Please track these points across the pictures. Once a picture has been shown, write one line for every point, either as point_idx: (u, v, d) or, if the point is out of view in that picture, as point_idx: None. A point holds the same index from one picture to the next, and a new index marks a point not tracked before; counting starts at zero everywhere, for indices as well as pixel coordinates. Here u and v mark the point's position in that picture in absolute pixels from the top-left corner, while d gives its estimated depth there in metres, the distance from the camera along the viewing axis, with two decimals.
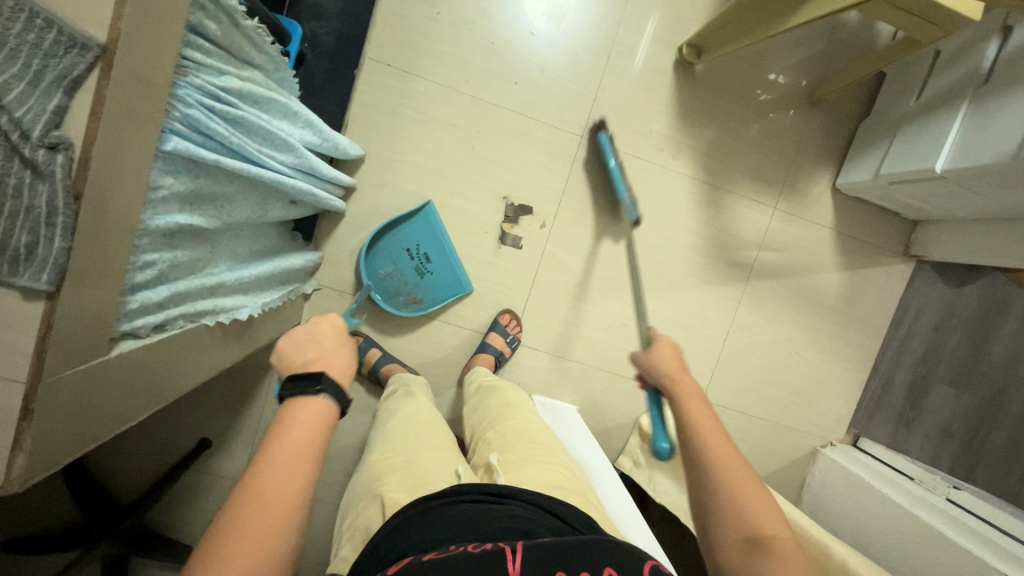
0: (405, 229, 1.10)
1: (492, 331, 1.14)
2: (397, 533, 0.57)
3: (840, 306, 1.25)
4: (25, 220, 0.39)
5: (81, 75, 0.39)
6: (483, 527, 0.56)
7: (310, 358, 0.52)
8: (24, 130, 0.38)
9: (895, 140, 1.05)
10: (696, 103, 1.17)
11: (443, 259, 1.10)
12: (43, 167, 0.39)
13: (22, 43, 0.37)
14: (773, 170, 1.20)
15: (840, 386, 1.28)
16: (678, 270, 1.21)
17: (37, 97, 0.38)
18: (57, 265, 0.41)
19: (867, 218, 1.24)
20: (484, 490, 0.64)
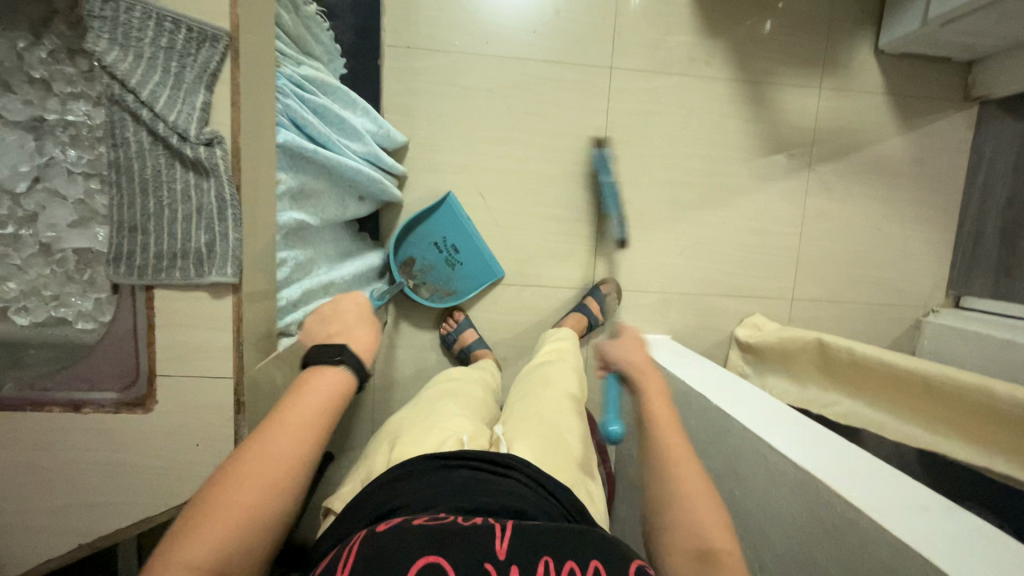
0: (436, 221, 1.10)
1: (590, 298, 1.17)
2: (399, 481, 0.53)
3: (911, 170, 1.22)
4: (201, 219, 0.44)
5: (217, 67, 0.42)
6: (477, 497, 0.49)
7: (333, 331, 0.52)
8: (181, 132, 0.41)
9: None
10: (717, 3, 1.14)
11: (473, 252, 1.11)
12: (207, 163, 0.43)
13: (157, 50, 0.41)
14: (812, 50, 1.16)
15: (927, 251, 1.25)
16: (738, 175, 1.19)
17: (186, 97, 0.42)
18: (235, 257, 0.45)
19: (920, 72, 1.19)
20: (490, 457, 0.56)
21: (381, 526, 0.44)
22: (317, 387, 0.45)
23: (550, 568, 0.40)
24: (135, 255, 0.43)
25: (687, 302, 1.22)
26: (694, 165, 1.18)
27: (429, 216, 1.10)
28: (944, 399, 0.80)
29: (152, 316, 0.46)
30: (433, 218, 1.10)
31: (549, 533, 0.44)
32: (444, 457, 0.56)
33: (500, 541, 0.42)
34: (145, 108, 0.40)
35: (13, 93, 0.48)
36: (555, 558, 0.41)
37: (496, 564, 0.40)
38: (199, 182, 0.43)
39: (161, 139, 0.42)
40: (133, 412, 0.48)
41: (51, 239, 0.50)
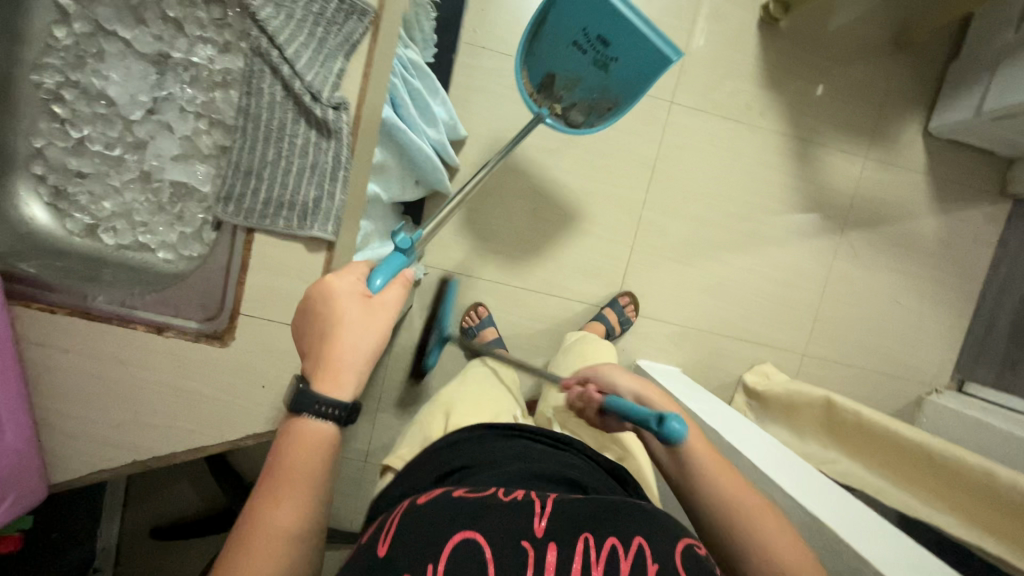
0: (562, 19, 0.93)
1: (610, 307, 1.18)
2: (464, 446, 0.58)
3: (937, 250, 1.26)
4: (314, 175, 0.51)
5: (357, 39, 0.51)
6: (536, 465, 0.54)
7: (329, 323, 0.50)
8: (315, 93, 0.49)
9: (996, 74, 1.04)
10: (782, 58, 1.18)
11: (625, 37, 0.92)
12: (332, 125, 0.50)
13: (308, 14, 0.50)
14: (863, 120, 1.20)
15: (940, 332, 1.29)
16: (773, 225, 1.22)
17: (326, 61, 0.50)
18: (336, 215, 0.52)
19: (963, 159, 1.23)
20: (549, 432, 0.62)
21: (422, 497, 0.48)
22: (300, 444, 0.45)
23: (588, 545, 0.42)
24: (246, 197, 0.51)
25: (702, 338, 1.25)
26: (732, 208, 1.21)
27: (551, 13, 0.93)
28: (943, 474, 0.83)
29: (247, 256, 0.53)
30: (558, 15, 0.93)
31: (588, 510, 0.45)
32: (510, 428, 0.62)
33: (539, 519, 0.44)
34: (288, 64, 0.49)
35: (145, 26, 0.51)
36: (594, 535, 0.43)
37: (533, 542, 0.42)
38: (320, 141, 0.51)
39: (292, 96, 0.50)
40: (211, 344, 0.55)
41: (154, 168, 0.53)
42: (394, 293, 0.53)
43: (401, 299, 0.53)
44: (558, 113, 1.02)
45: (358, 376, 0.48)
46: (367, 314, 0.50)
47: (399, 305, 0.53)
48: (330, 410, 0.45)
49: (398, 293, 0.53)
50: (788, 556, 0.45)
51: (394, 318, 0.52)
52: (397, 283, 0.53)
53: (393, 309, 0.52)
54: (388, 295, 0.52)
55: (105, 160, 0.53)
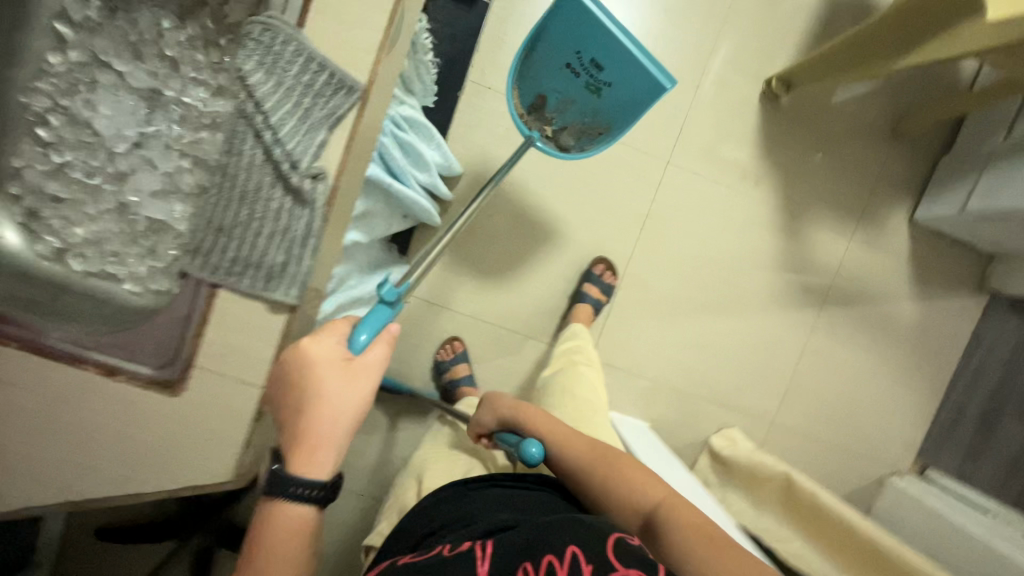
0: (559, 38, 0.91)
1: (589, 285, 1.16)
2: (439, 506, 0.72)
3: (912, 336, 1.27)
4: (284, 241, 0.60)
5: (341, 113, 0.59)
6: (495, 514, 0.67)
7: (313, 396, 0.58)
8: (295, 162, 0.58)
9: (983, 175, 1.07)
10: (780, 133, 1.20)
11: (618, 64, 0.89)
12: (307, 193, 0.59)
13: (297, 84, 0.57)
14: (853, 201, 1.23)
15: (908, 416, 1.30)
16: (754, 294, 1.24)
17: (308, 134, 0.58)
18: (301, 280, 0.61)
19: (945, 250, 1.26)
20: (509, 479, 0.75)
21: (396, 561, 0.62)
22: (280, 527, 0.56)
23: (531, 568, 0.54)
24: (212, 254, 0.58)
25: (674, 396, 1.25)
26: (718, 273, 1.22)
27: (547, 31, 0.90)
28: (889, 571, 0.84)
29: (208, 310, 0.60)
30: (555, 36, 0.91)
31: (524, 541, 0.58)
32: (472, 481, 0.75)
33: (481, 562, 0.57)
34: (271, 134, 0.57)
35: (143, 63, 0.51)
36: (534, 562, 0.55)
37: None
38: (295, 208, 0.60)
39: (271, 163, 0.58)
40: (161, 392, 0.60)
41: (132, 202, 0.52)
42: (379, 352, 0.62)
43: (386, 354, 0.62)
44: (547, 135, 1.01)
45: (335, 450, 0.58)
46: (346, 381, 0.59)
47: (383, 361, 0.61)
48: (309, 490, 0.56)
49: (384, 350, 0.62)
50: (647, 489, 0.69)
51: (378, 377, 0.61)
52: (381, 340, 0.63)
53: (378, 367, 0.61)
54: (372, 354, 0.61)
55: (81, 187, 0.50)
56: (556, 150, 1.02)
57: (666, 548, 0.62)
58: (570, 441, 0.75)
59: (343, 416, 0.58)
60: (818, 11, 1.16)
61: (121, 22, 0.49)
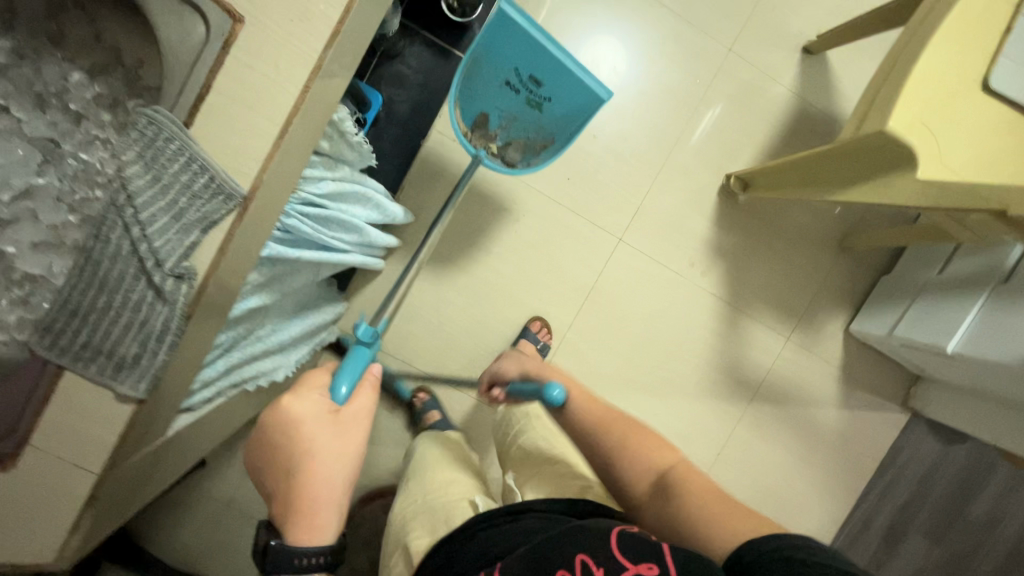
0: (495, 58, 0.93)
1: (522, 337, 1.15)
2: (437, 563, 0.58)
3: (834, 442, 1.30)
4: (139, 335, 0.48)
5: (219, 217, 0.48)
6: (494, 549, 0.55)
7: (300, 446, 0.53)
8: (159, 259, 0.47)
9: (913, 304, 1.11)
10: (733, 228, 1.22)
11: (557, 79, 0.93)
12: (168, 293, 0.48)
13: (175, 181, 0.47)
14: (794, 304, 1.25)
15: (820, 517, 1.31)
16: (688, 379, 1.25)
17: (178, 231, 0.47)
18: (152, 377, 0.49)
19: (875, 364, 1.29)
20: (501, 509, 0.61)
21: None
22: None
23: None
24: (64, 334, 0.47)
25: None
26: (654, 353, 1.24)
27: (481, 56, 0.93)
28: None
29: (52, 389, 0.49)
30: (489, 57, 0.93)
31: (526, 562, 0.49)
32: (464, 527, 0.60)
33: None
34: (139, 226, 0.46)
35: (46, 112, 0.51)
36: None
37: None
38: (154, 304, 0.48)
39: (137, 254, 0.47)
40: None
41: (8, 252, 0.50)
42: (365, 398, 0.59)
43: (372, 401, 0.60)
44: (495, 152, 1.02)
45: (335, 510, 0.53)
46: (337, 434, 0.55)
47: (370, 408, 0.59)
48: (315, 559, 0.50)
49: (370, 396, 0.60)
50: (657, 454, 0.63)
51: (365, 425, 0.58)
52: (365, 386, 0.61)
53: (366, 413, 0.58)
54: (358, 403, 0.58)
55: None
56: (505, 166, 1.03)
57: (678, 514, 0.56)
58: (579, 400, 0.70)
59: (338, 474, 0.53)
60: (784, 118, 1.20)
61: (29, 75, 0.50)
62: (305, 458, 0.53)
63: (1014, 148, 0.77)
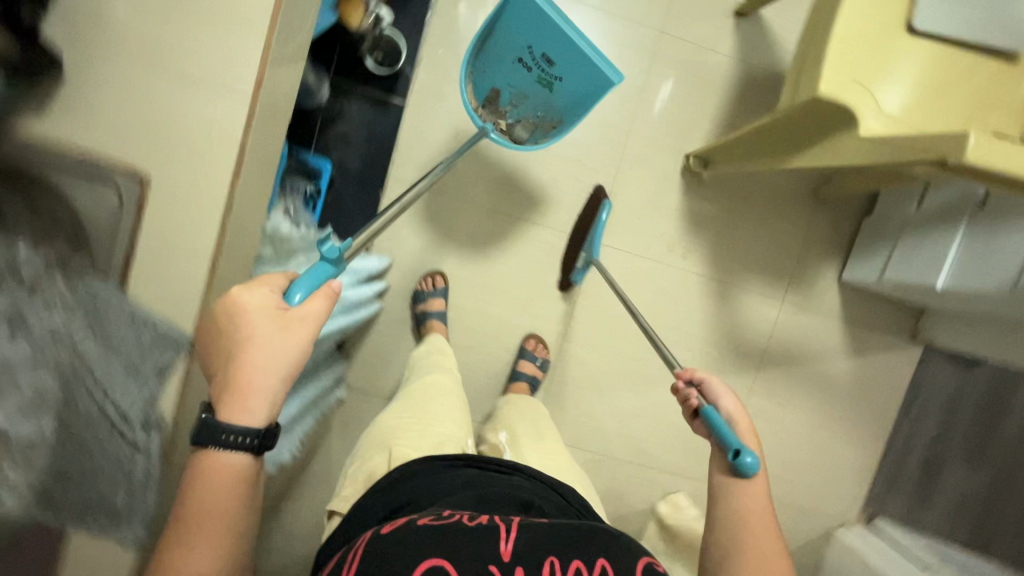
0: (511, 32, 0.95)
1: (522, 359, 1.18)
2: (415, 479, 0.70)
3: (851, 391, 1.30)
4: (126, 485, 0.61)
5: (172, 367, 0.63)
6: (484, 491, 0.66)
7: (239, 335, 0.52)
8: (129, 418, 0.60)
9: (897, 245, 1.10)
10: (704, 205, 1.22)
11: (569, 57, 0.94)
12: (144, 443, 0.62)
13: (129, 346, 0.59)
14: (781, 266, 1.25)
15: (851, 469, 1.32)
16: (690, 361, 1.26)
17: (139, 388, 0.60)
18: (145, 513, 0.64)
19: (877, 306, 1.28)
20: (489, 463, 0.75)
21: (386, 529, 0.57)
22: (216, 484, 0.50)
23: (552, 566, 0.52)
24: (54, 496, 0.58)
25: (621, 466, 1.28)
26: (651, 343, 1.25)
27: (498, 29, 0.96)
28: None
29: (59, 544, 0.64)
30: (505, 30, 0.96)
31: (550, 534, 0.55)
32: (457, 458, 0.75)
33: (505, 543, 0.53)
34: (105, 394, 0.58)
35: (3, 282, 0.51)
36: (556, 556, 0.53)
37: (499, 566, 0.51)
38: (134, 456, 0.61)
39: (106, 416, 0.58)
40: None
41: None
42: (320, 304, 0.55)
43: (326, 311, 0.56)
44: (502, 128, 1.06)
45: (270, 398, 0.51)
46: (281, 331, 0.52)
47: (322, 314, 0.55)
48: (242, 439, 0.50)
49: (325, 304, 0.56)
50: None
51: (315, 328, 0.54)
52: (322, 295, 0.56)
53: (316, 318, 0.54)
54: (310, 306, 0.54)
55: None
56: (511, 142, 1.07)
57: None
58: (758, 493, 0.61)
59: (274, 367, 0.51)
60: (730, 86, 1.19)
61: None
62: (244, 347, 0.52)
63: (958, 78, 0.78)
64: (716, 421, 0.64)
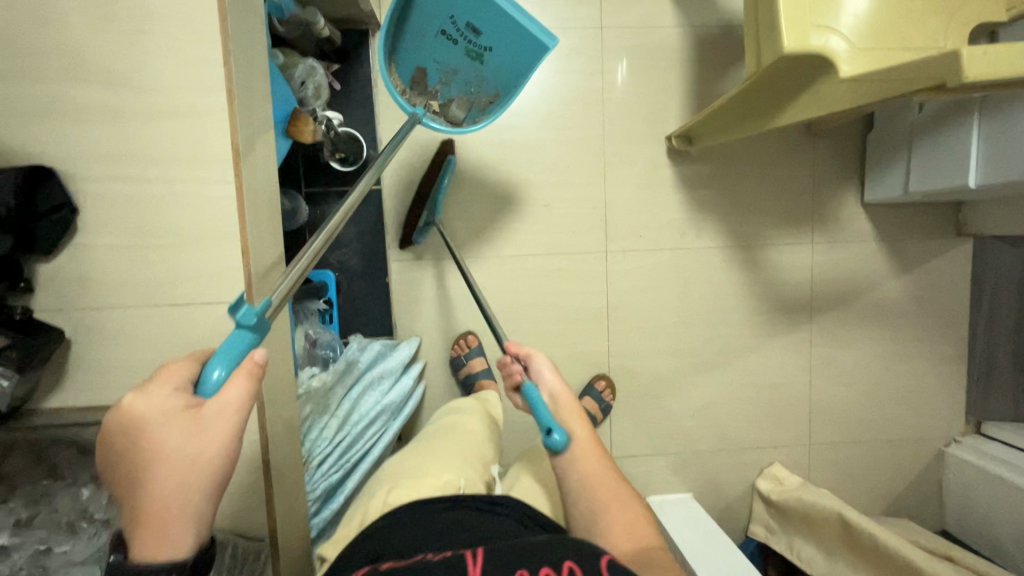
0: (428, 6, 0.89)
1: (586, 396, 1.17)
2: (391, 528, 0.60)
3: (913, 309, 1.24)
4: None
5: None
6: (463, 537, 0.56)
7: (137, 448, 0.43)
8: None
9: (912, 156, 1.04)
10: (701, 178, 1.18)
11: (493, 27, 0.88)
12: None
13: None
14: (798, 211, 1.20)
15: (941, 385, 1.26)
16: (740, 334, 1.23)
17: None
18: None
19: (910, 214, 1.22)
20: (478, 501, 0.64)
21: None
22: None
23: None
24: None
25: (708, 458, 1.25)
26: (695, 330, 1.22)
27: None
28: None
29: None
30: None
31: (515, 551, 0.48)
32: (445, 500, 0.64)
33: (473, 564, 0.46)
34: None
35: (79, 536, 0.65)
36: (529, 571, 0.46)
37: None
38: None
39: None
40: None
41: None
42: (238, 389, 0.45)
43: (248, 394, 0.45)
44: (435, 110, 0.99)
45: (191, 520, 0.43)
46: (194, 436, 0.43)
47: (244, 403, 0.45)
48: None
49: (246, 388, 0.45)
50: (633, 528, 0.60)
51: (237, 420, 0.44)
52: (238, 375, 0.45)
53: (237, 409, 0.44)
54: (224, 394, 0.44)
55: None
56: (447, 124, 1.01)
57: None
58: (579, 434, 0.67)
59: (192, 482, 0.43)
60: (687, 55, 1.16)
61: (49, 514, 0.65)
62: (151, 465, 0.43)
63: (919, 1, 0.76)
64: (534, 393, 0.69)
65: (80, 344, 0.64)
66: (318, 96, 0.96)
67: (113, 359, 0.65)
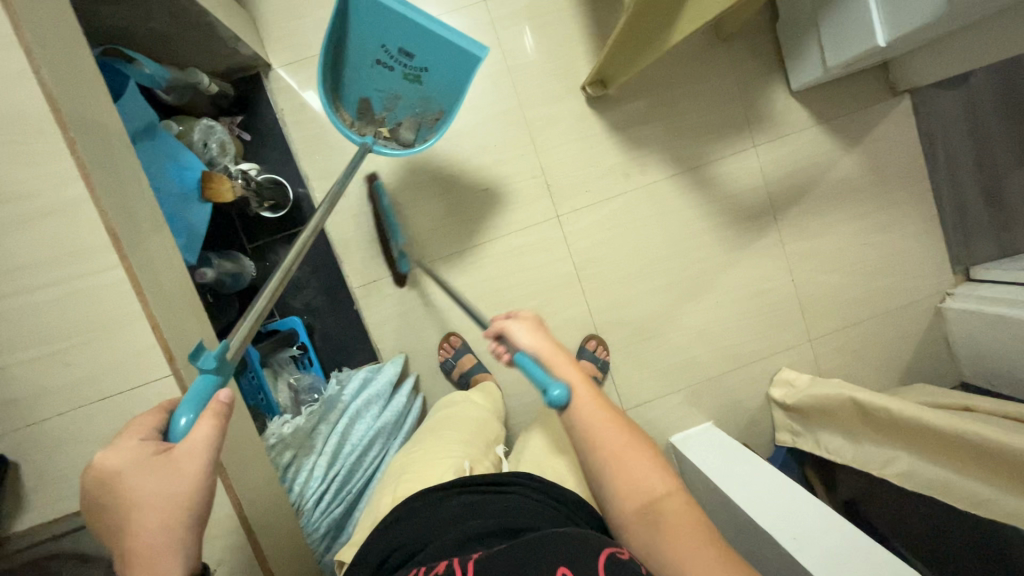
0: (360, 37, 0.89)
1: (581, 359, 1.17)
2: (403, 520, 0.61)
3: (872, 180, 1.23)
4: None
5: None
6: (471, 522, 0.57)
7: (116, 500, 0.45)
8: None
9: (822, 32, 1.03)
10: (627, 116, 1.18)
11: (425, 50, 0.89)
12: None
13: None
14: (731, 119, 1.19)
15: (920, 244, 1.25)
16: (712, 254, 1.22)
17: None
18: None
19: (841, 89, 1.21)
20: (489, 480, 0.65)
21: None
22: None
23: None
24: None
25: (717, 382, 1.26)
26: (667, 264, 1.22)
27: (348, 30, 0.89)
28: (982, 454, 0.86)
29: None
30: (354, 34, 0.89)
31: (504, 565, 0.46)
32: (455, 484, 0.65)
33: None
34: None
35: None
36: None
37: None
38: None
39: None
40: None
41: None
42: (205, 429, 0.45)
43: (218, 431, 0.45)
44: (387, 135, 1.02)
45: (178, 556, 0.45)
46: (168, 479, 0.44)
47: (211, 440, 0.44)
48: None
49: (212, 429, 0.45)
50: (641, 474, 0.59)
51: (206, 460, 0.45)
52: (205, 415, 0.45)
53: (205, 449, 0.45)
54: (193, 435, 0.44)
55: None
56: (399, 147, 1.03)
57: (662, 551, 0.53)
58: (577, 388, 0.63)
59: (173, 519, 0.45)
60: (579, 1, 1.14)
61: None
62: (134, 510, 0.45)
63: None
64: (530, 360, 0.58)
65: (50, 458, 0.64)
66: (224, 152, 0.95)
67: (90, 461, 0.65)
